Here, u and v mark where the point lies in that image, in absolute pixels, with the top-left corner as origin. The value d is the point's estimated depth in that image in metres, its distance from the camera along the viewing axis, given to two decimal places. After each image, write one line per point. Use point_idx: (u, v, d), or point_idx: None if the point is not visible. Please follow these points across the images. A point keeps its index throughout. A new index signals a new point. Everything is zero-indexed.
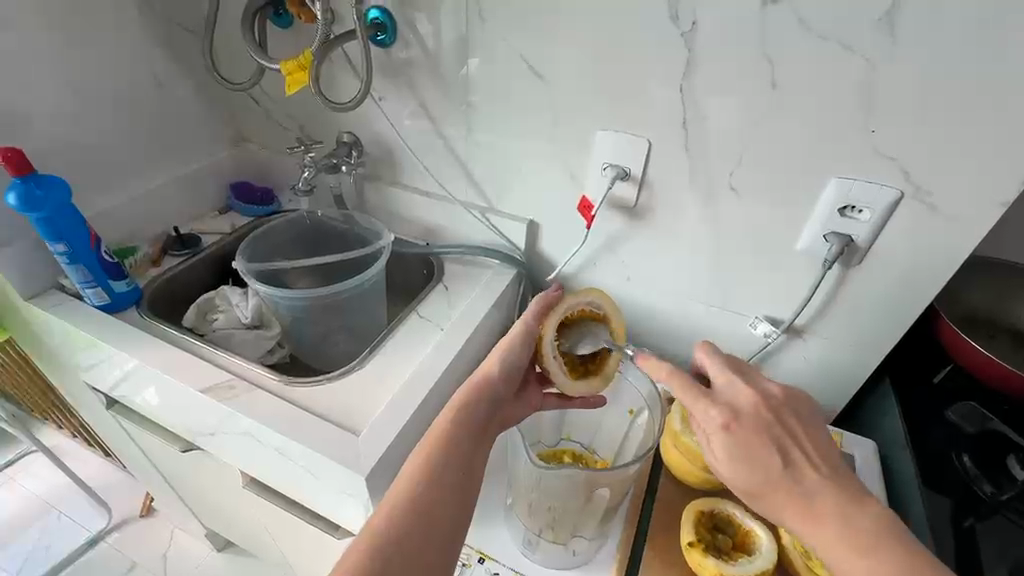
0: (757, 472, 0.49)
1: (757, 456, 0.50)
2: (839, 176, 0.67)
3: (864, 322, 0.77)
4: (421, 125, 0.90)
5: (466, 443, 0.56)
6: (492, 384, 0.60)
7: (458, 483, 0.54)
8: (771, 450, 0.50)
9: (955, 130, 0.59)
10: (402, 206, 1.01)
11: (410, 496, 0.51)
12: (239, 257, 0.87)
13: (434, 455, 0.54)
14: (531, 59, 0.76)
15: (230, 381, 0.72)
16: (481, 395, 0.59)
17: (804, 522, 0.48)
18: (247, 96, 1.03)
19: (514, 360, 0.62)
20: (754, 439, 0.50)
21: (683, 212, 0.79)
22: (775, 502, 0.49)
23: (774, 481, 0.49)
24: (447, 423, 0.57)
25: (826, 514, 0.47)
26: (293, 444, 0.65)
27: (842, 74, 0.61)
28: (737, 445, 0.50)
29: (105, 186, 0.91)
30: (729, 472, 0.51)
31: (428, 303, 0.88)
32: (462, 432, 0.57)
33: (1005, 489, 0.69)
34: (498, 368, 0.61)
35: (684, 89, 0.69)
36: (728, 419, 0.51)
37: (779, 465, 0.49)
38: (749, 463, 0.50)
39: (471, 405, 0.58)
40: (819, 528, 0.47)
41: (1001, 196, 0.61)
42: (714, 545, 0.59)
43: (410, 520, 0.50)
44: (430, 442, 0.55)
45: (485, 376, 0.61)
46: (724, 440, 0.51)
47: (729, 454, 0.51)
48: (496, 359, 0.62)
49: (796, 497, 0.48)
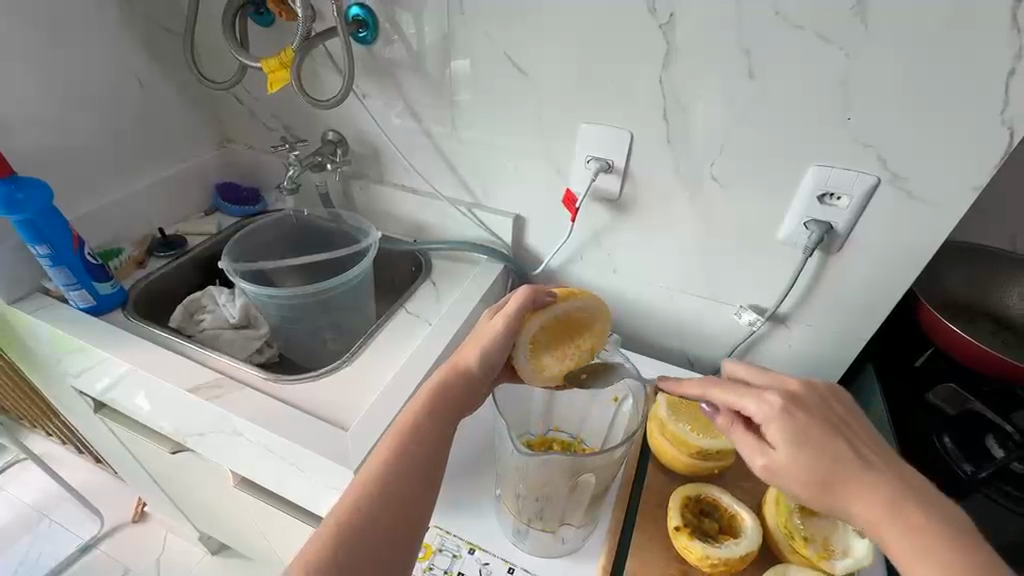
0: (821, 457, 0.50)
1: (821, 442, 0.50)
2: (818, 164, 0.68)
3: (847, 308, 0.79)
4: (406, 122, 0.90)
5: (433, 428, 0.56)
6: (460, 374, 0.59)
7: (421, 470, 0.54)
8: (831, 437, 0.51)
9: (930, 111, 0.60)
10: (389, 204, 1.01)
11: (375, 480, 0.52)
12: (226, 256, 0.87)
13: (406, 438, 0.55)
14: (514, 56, 0.76)
15: (218, 380, 0.72)
16: (451, 383, 0.59)
17: (876, 513, 0.47)
18: (230, 96, 1.02)
19: (495, 351, 0.59)
20: (812, 424, 0.51)
21: (668, 204, 0.80)
22: (842, 492, 0.49)
23: (839, 463, 0.49)
24: (415, 409, 0.57)
25: (899, 505, 0.47)
26: (279, 440, 0.65)
27: (820, 62, 0.62)
28: (796, 429, 0.51)
29: (88, 189, 0.90)
30: (790, 464, 0.51)
31: (416, 300, 0.88)
32: (428, 417, 0.57)
33: (984, 467, 0.67)
34: (471, 361, 0.60)
35: (664, 81, 0.70)
36: (786, 402, 0.52)
37: (841, 450, 0.50)
38: (809, 449, 0.50)
39: (439, 396, 0.58)
40: (888, 518, 0.47)
41: (974, 180, 0.62)
42: (701, 530, 0.59)
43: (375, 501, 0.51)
44: (398, 427, 0.56)
45: (459, 362, 0.60)
46: (785, 423, 0.51)
47: (790, 439, 0.51)
48: (473, 353, 0.60)
49: (862, 488, 0.48)
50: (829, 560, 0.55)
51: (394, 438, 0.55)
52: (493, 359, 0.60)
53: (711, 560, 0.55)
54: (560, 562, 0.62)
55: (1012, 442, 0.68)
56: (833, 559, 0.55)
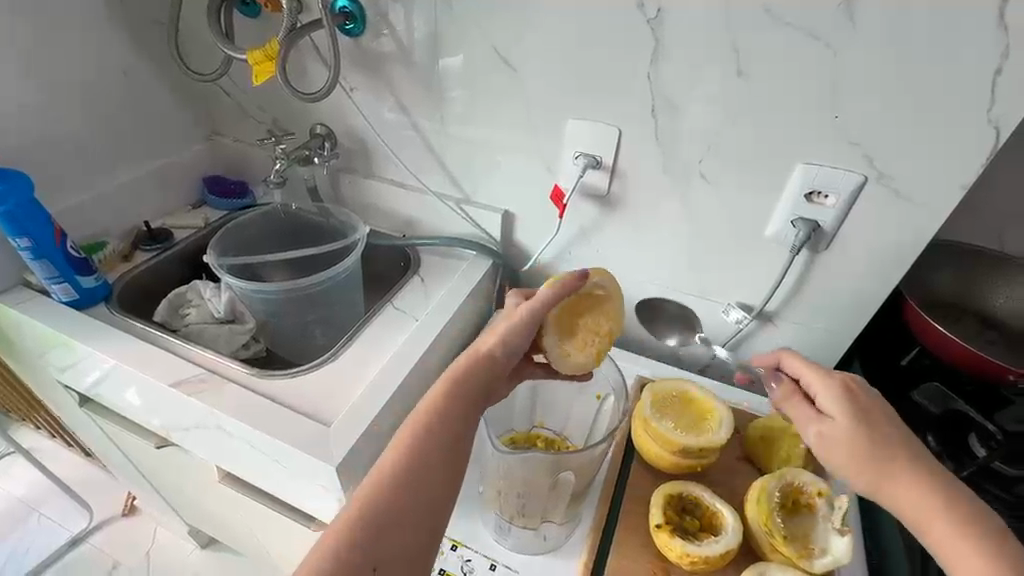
0: (875, 436, 0.54)
1: (878, 426, 0.54)
2: (806, 161, 0.68)
3: (833, 307, 0.79)
4: (395, 116, 0.89)
5: (447, 424, 0.55)
6: (485, 359, 0.58)
7: (437, 470, 0.53)
8: (887, 425, 0.54)
9: (918, 110, 0.60)
10: (378, 198, 1.00)
11: (393, 478, 0.51)
12: (212, 250, 0.87)
13: (420, 434, 0.54)
14: (502, 50, 0.75)
15: (201, 376, 0.71)
16: (475, 370, 0.58)
17: (920, 499, 0.50)
18: (217, 88, 1.01)
19: (518, 332, 0.59)
20: (873, 410, 0.56)
21: (657, 200, 0.79)
22: (890, 472, 0.52)
23: (890, 450, 0.53)
24: (431, 402, 0.56)
25: (944, 497, 0.50)
26: (262, 437, 0.64)
27: (808, 60, 0.61)
28: (855, 410, 0.55)
29: (74, 182, 0.88)
30: (843, 435, 0.55)
31: (405, 295, 0.87)
32: (445, 413, 0.55)
33: (964, 466, 0.71)
34: (498, 348, 0.59)
35: (652, 77, 0.69)
36: (851, 385, 0.57)
37: (897, 437, 0.53)
38: (865, 428, 0.54)
39: (458, 389, 0.56)
40: (934, 506, 0.49)
41: (962, 179, 0.62)
42: (681, 527, 0.59)
43: (393, 499, 0.50)
44: (414, 422, 0.55)
45: (480, 350, 0.59)
46: (846, 402, 0.56)
47: (849, 413, 0.55)
48: (497, 341, 0.59)
49: (911, 472, 0.51)
50: (808, 559, 0.54)
51: (416, 429, 0.54)
52: (514, 340, 0.59)
53: (691, 557, 0.55)
54: (542, 560, 0.62)
55: (994, 441, 0.69)
56: (813, 558, 0.55)
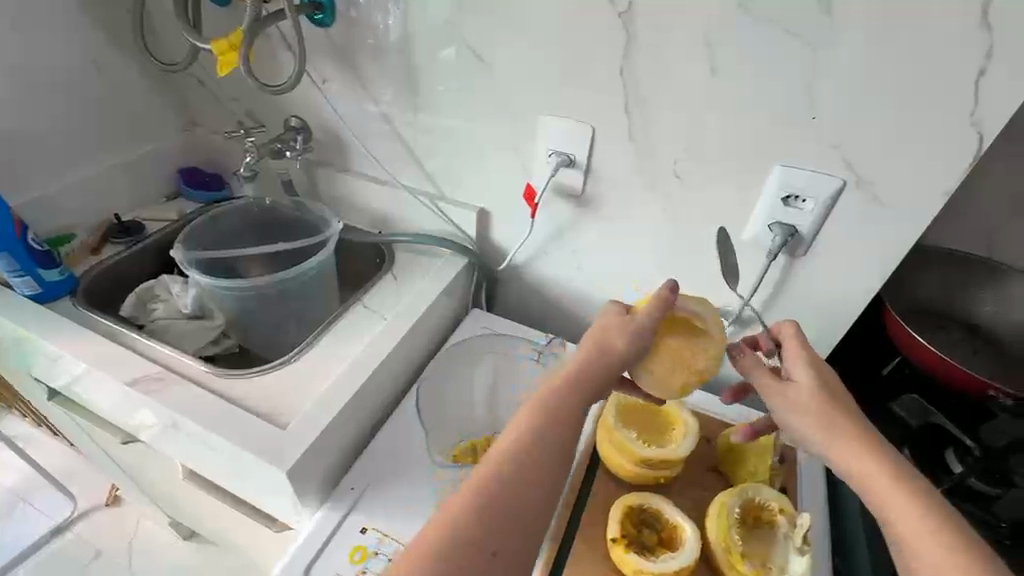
0: (837, 405, 0.52)
1: (841, 399, 0.53)
2: (783, 164, 0.65)
3: (812, 314, 0.76)
4: (368, 110, 0.87)
5: (563, 419, 0.50)
6: (598, 365, 0.52)
7: (551, 471, 0.48)
8: (848, 400, 0.53)
9: (898, 113, 0.57)
10: (353, 193, 0.98)
11: (503, 472, 0.47)
12: (179, 246, 0.85)
13: (537, 427, 0.49)
14: (474, 43, 0.73)
15: (159, 374, 0.70)
16: (588, 372, 0.52)
17: (876, 466, 0.48)
18: (191, 78, 0.98)
19: (632, 351, 0.54)
20: (837, 386, 0.55)
21: (632, 201, 0.77)
22: (846, 438, 0.50)
23: (851, 419, 0.51)
24: (547, 395, 0.51)
25: (898, 468, 0.47)
26: (215, 438, 0.63)
27: (783, 57, 0.59)
28: (822, 381, 0.54)
29: (40, 171, 0.87)
30: (809, 399, 0.53)
31: (376, 293, 0.86)
32: (563, 406, 0.50)
33: (942, 481, 0.69)
34: (605, 366, 0.53)
35: (625, 73, 0.67)
36: (820, 359, 0.56)
37: (857, 411, 0.52)
38: (830, 398, 0.53)
39: (575, 385, 0.51)
40: (888, 475, 0.47)
41: (944, 186, 0.59)
42: (639, 541, 0.57)
43: (502, 518, 0.45)
44: (528, 413, 0.50)
45: (593, 352, 0.53)
46: (815, 372, 0.55)
47: (817, 382, 0.54)
48: (610, 357, 0.53)
49: (868, 441, 0.50)
50: None
51: (529, 424, 0.49)
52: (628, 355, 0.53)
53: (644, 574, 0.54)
54: None
55: (971, 458, 0.68)
56: None
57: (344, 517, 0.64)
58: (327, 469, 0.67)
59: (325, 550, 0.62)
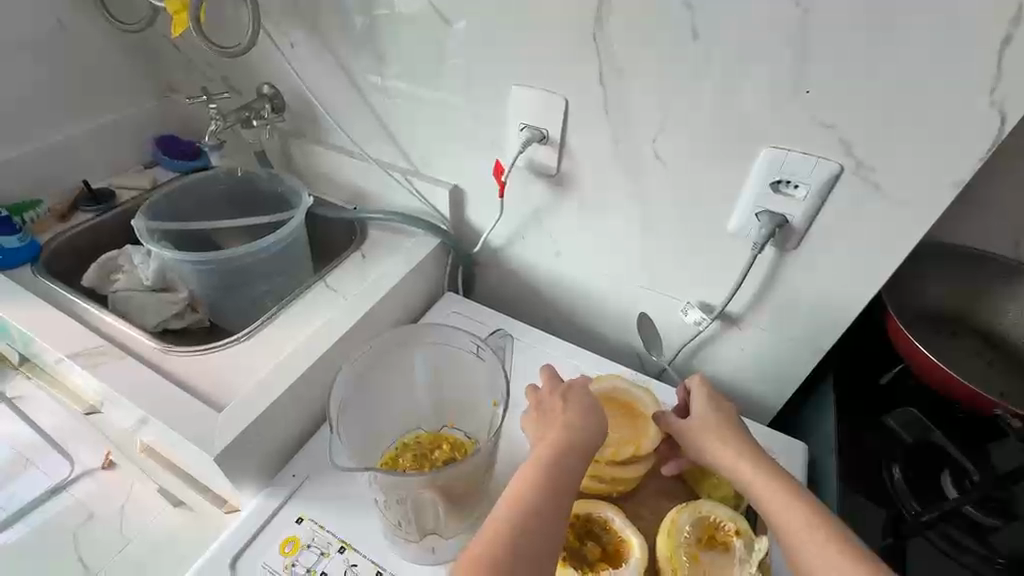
0: (732, 432, 0.55)
1: (736, 429, 0.56)
2: (772, 146, 0.58)
3: (803, 315, 0.69)
4: (337, 78, 0.82)
5: (562, 478, 0.50)
6: (579, 421, 0.55)
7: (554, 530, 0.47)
8: (744, 430, 0.56)
9: (903, 87, 0.49)
10: (326, 166, 0.93)
11: (506, 530, 0.46)
12: (140, 216, 0.81)
13: (540, 485, 0.49)
14: (439, 4, 0.67)
15: (104, 348, 0.68)
16: (578, 435, 0.53)
17: (770, 487, 0.50)
18: (165, 40, 0.95)
19: (602, 413, 0.57)
20: (734, 417, 0.58)
21: (609, 184, 0.70)
22: (741, 461, 0.53)
23: (746, 446, 0.54)
24: (541, 452, 0.52)
25: (793, 489, 0.50)
26: (151, 418, 0.61)
27: (774, 21, 0.51)
28: (719, 413, 0.57)
29: (6, 136, 0.85)
30: (705, 430, 0.56)
31: (339, 273, 0.82)
32: (563, 464, 0.51)
33: (931, 508, 0.61)
34: (578, 431, 0.54)
35: (598, 39, 0.60)
36: (719, 396, 0.60)
37: (752, 439, 0.55)
38: (724, 428, 0.56)
39: (569, 444, 0.52)
40: (780, 495, 0.49)
41: (954, 175, 0.51)
42: (578, 555, 0.53)
43: (514, 566, 0.44)
44: (527, 472, 0.50)
45: (577, 415, 0.55)
46: (712, 405, 0.58)
47: (712, 414, 0.57)
48: (572, 425, 0.54)
49: (763, 465, 0.52)
50: None
51: (530, 484, 0.49)
52: (596, 413, 0.56)
53: None
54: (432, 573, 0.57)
55: (968, 483, 0.62)
56: None
57: (279, 507, 0.62)
58: (267, 455, 0.64)
59: (258, 537, 0.59)
